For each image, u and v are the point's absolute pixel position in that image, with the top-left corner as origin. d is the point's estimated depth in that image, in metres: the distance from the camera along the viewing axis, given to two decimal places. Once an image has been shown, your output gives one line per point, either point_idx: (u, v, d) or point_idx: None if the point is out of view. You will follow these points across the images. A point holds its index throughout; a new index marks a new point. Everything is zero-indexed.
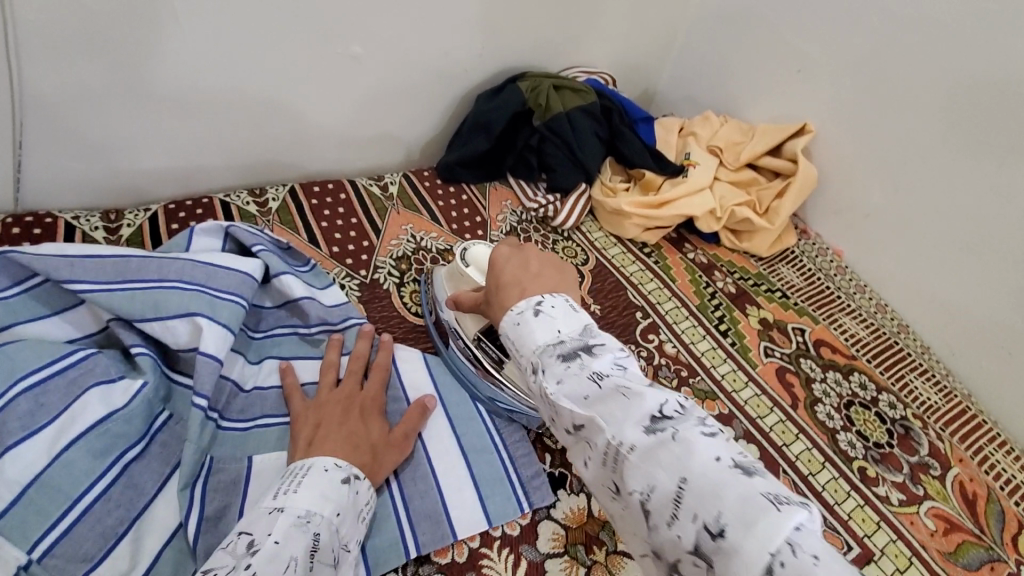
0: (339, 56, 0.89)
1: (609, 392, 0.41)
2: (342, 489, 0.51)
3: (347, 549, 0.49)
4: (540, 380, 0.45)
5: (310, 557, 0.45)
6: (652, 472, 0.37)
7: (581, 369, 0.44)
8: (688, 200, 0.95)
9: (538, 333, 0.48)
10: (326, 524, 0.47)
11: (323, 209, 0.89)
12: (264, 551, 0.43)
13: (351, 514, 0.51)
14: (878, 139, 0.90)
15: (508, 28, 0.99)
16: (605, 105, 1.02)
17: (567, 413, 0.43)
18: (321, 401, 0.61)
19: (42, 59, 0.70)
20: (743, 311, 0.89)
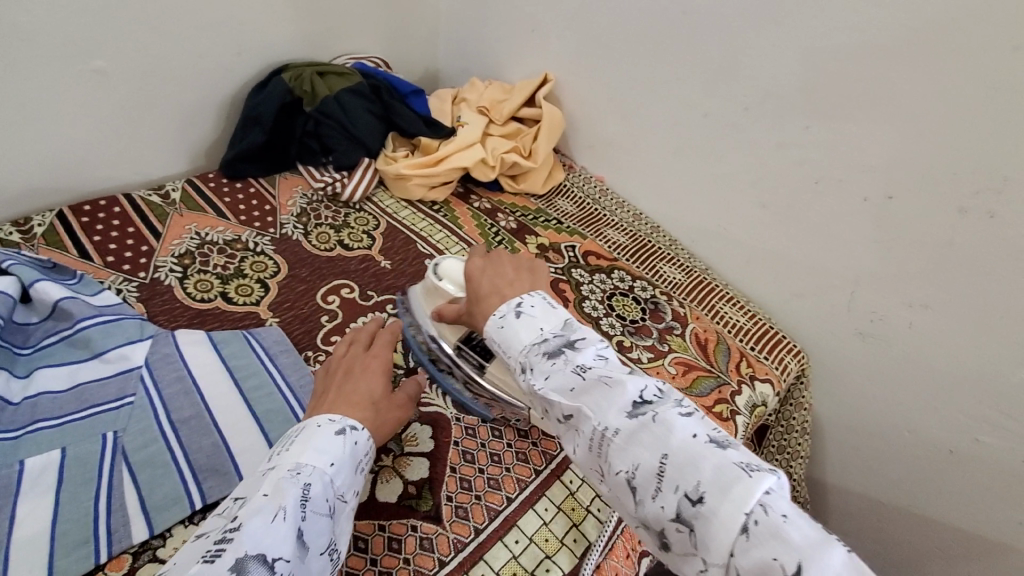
0: (79, 73, 0.88)
1: (593, 382, 0.47)
2: (336, 441, 0.51)
3: (344, 501, 0.50)
4: (530, 377, 0.50)
5: (303, 505, 0.45)
6: (639, 453, 0.43)
7: (568, 362, 0.49)
8: (459, 155, 1.05)
9: (523, 334, 0.53)
10: (316, 474, 0.48)
11: (96, 225, 0.89)
12: (251, 503, 0.44)
13: (348, 464, 0.51)
14: (602, 78, 1.07)
15: (263, 25, 1.04)
16: (373, 84, 1.09)
17: (557, 405, 0.48)
18: (331, 367, 0.63)
19: None
20: (523, 241, 1.01)
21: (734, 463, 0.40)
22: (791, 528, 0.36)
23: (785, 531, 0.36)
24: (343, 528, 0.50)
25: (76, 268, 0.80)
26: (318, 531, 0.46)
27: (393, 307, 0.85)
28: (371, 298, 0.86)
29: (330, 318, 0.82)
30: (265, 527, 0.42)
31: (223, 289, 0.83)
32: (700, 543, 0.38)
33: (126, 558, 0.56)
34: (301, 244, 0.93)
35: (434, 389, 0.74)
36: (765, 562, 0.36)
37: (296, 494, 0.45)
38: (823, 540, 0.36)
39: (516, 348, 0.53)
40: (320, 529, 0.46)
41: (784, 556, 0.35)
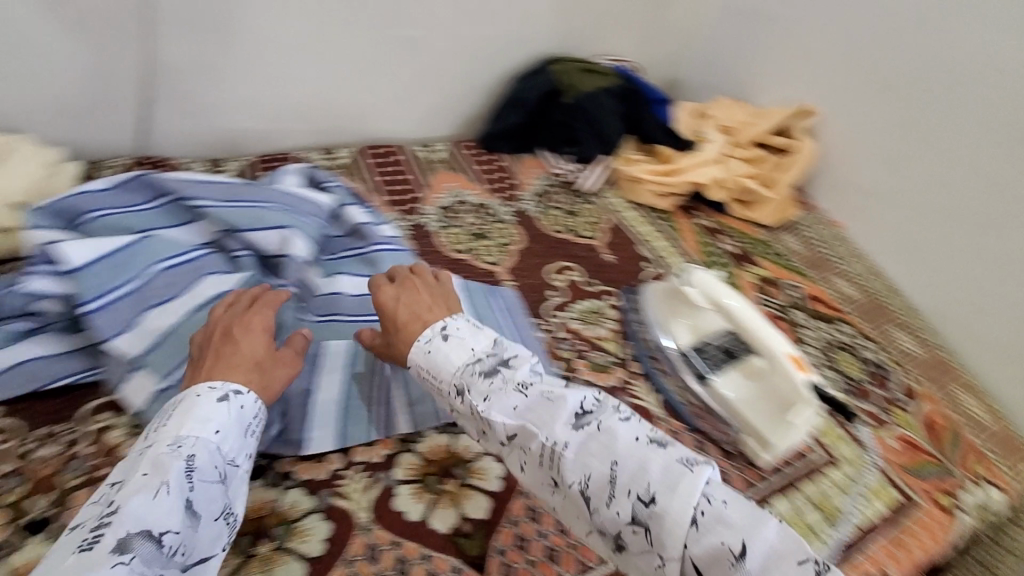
0: (398, 38, 1.05)
1: (537, 401, 0.53)
2: (217, 409, 0.54)
3: (234, 464, 0.53)
4: (471, 400, 0.55)
5: (187, 476, 0.49)
6: (590, 463, 0.49)
7: (506, 382, 0.55)
8: (697, 170, 1.07)
9: (451, 359, 0.59)
10: (201, 444, 0.51)
11: (380, 167, 1.05)
12: (129, 485, 0.47)
13: (233, 430, 0.54)
14: (872, 122, 1.02)
15: (544, 19, 1.14)
16: (628, 88, 1.14)
17: (501, 426, 0.53)
18: (228, 322, 0.64)
19: (172, 32, 0.91)
20: (743, 269, 1.00)
21: (676, 460, 0.48)
22: (731, 510, 0.45)
23: (727, 517, 0.44)
24: (242, 486, 0.54)
25: (367, 200, 0.96)
26: (207, 497, 0.49)
27: (611, 298, 0.90)
28: (593, 285, 0.91)
29: (555, 293, 0.89)
30: (147, 503, 0.45)
31: (471, 246, 0.94)
32: (656, 540, 0.45)
33: (391, 440, 0.67)
34: (536, 222, 1.02)
35: (644, 386, 0.77)
36: (715, 545, 0.43)
37: (183, 470, 0.48)
38: (759, 517, 0.44)
39: (447, 370, 0.58)
40: (210, 495, 0.50)
41: (730, 539, 0.43)
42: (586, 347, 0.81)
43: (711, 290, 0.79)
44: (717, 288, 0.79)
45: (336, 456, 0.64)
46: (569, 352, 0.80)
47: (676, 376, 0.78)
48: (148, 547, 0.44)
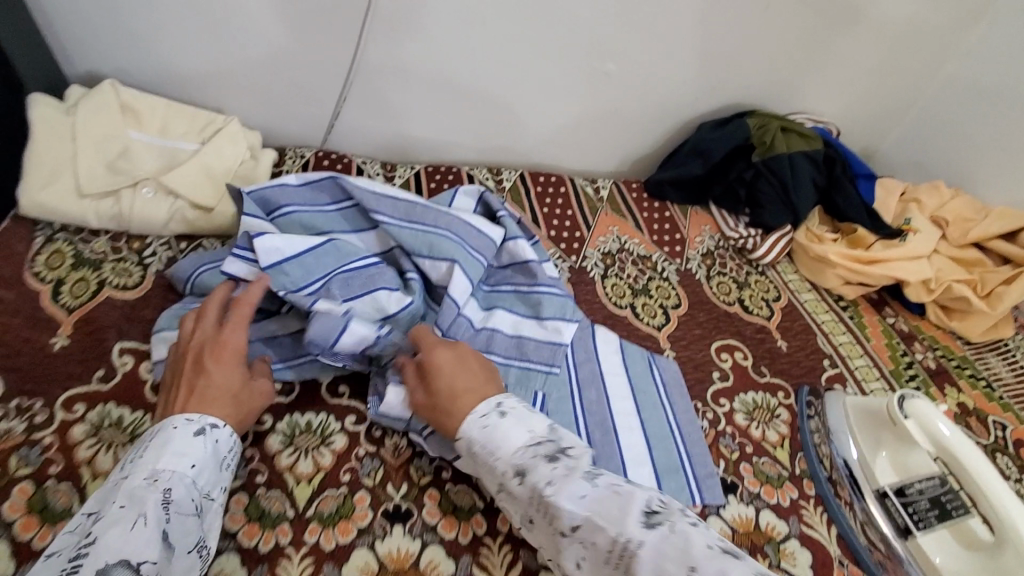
0: (594, 71, 1.01)
1: (605, 492, 0.49)
2: (193, 444, 0.52)
3: (209, 500, 0.51)
4: (530, 484, 0.51)
5: (163, 508, 0.47)
6: (666, 567, 0.44)
7: (570, 469, 0.51)
8: (904, 265, 0.93)
9: (512, 435, 0.54)
10: (177, 477, 0.49)
11: (545, 197, 1.01)
12: (104, 518, 0.44)
13: (211, 463, 0.52)
14: None
15: (747, 68, 1.04)
16: (830, 156, 1.02)
17: (566, 516, 0.48)
18: (211, 340, 0.58)
19: (382, 41, 0.91)
20: (942, 389, 0.85)
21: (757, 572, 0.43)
22: None
23: None
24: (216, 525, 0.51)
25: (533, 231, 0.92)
26: (183, 531, 0.47)
27: (785, 397, 0.79)
28: (763, 376, 0.81)
29: (721, 377, 0.80)
30: (121, 534, 0.43)
31: (633, 302, 0.87)
32: None
33: None
34: (703, 287, 0.93)
35: (819, 514, 0.67)
36: None
37: (158, 505, 0.46)
38: None
39: (507, 449, 0.53)
40: (184, 528, 0.47)
41: None
42: (753, 450, 0.72)
43: (931, 426, 0.64)
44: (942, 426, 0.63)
45: (483, 518, 0.60)
46: (734, 453, 0.71)
47: (859, 510, 0.67)
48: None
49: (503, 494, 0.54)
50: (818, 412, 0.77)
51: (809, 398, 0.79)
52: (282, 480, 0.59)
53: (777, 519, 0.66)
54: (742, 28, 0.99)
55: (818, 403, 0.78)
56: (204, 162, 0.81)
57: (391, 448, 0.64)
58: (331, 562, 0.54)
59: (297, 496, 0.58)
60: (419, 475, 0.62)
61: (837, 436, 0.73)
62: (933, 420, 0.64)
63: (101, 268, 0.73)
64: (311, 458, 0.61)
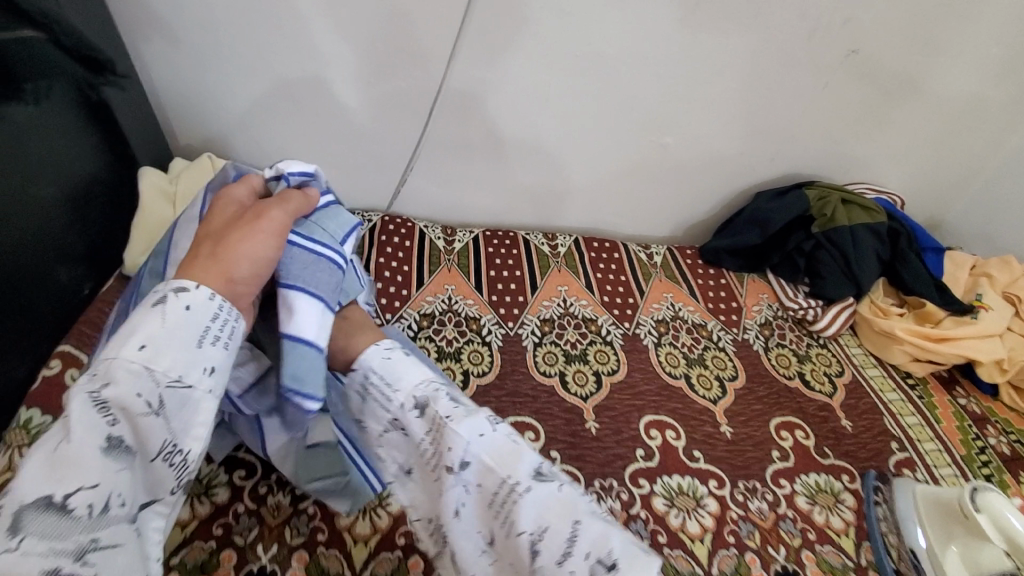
0: (650, 143, 1.04)
1: (502, 440, 0.52)
2: (143, 324, 0.45)
3: (182, 385, 0.45)
4: (433, 416, 0.54)
5: (100, 410, 0.42)
6: (547, 517, 0.48)
7: (469, 410, 0.54)
8: (973, 343, 0.90)
9: (411, 372, 0.57)
10: (121, 367, 0.43)
11: (599, 263, 1.04)
12: (53, 432, 0.42)
13: (166, 340, 0.45)
14: None
15: (803, 141, 1.05)
16: (894, 228, 0.99)
17: (459, 449, 0.52)
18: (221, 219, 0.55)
19: (451, 117, 0.98)
20: (1017, 477, 0.80)
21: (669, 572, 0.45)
22: None
23: None
24: (196, 409, 0.47)
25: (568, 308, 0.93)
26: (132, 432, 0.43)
27: (850, 481, 0.76)
28: (826, 457, 0.78)
29: (782, 456, 0.77)
30: (56, 456, 0.40)
31: (687, 372, 0.87)
32: None
33: None
34: (761, 359, 0.91)
35: None
36: None
37: (95, 412, 0.42)
38: None
39: (406, 383, 0.56)
40: (133, 428, 0.43)
41: None
42: (816, 537, 0.69)
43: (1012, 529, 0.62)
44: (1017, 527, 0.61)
45: None
46: (795, 539, 0.69)
47: None
48: (52, 512, 0.39)
49: (398, 425, 0.57)
50: (885, 501, 0.74)
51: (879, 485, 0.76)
52: (342, 541, 0.61)
53: None
54: (800, 105, 1.01)
55: (887, 491, 0.75)
56: None
57: None
58: None
59: (354, 557, 0.60)
60: None
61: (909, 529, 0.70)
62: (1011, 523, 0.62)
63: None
64: (369, 519, 0.63)
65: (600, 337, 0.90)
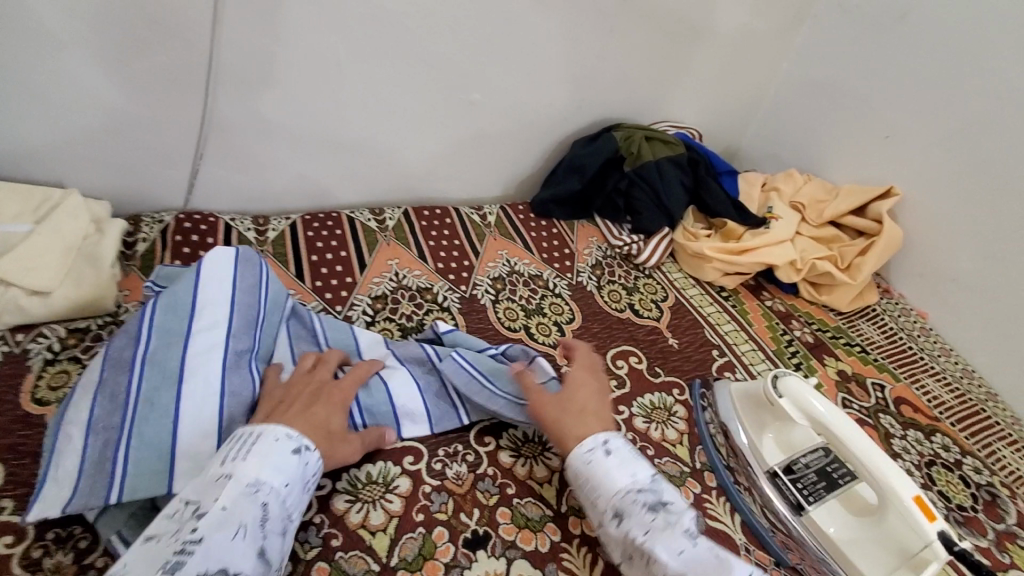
0: (461, 101, 1.02)
1: (706, 555, 0.51)
2: (292, 459, 0.53)
3: (292, 519, 0.52)
4: (629, 530, 0.54)
5: (260, 526, 0.48)
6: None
7: (669, 524, 0.53)
8: (770, 250, 1.00)
9: (616, 477, 0.57)
10: (272, 493, 0.50)
11: (430, 231, 1.00)
12: (209, 517, 0.46)
13: (300, 483, 0.53)
14: (953, 209, 1.00)
15: (605, 85, 1.10)
16: (693, 158, 1.08)
17: (663, 566, 0.51)
18: (288, 384, 0.62)
19: (231, 92, 0.87)
20: (821, 361, 0.91)
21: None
22: None
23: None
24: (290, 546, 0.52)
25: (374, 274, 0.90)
26: (272, 549, 0.49)
27: (680, 394, 0.81)
28: (658, 376, 0.83)
29: (619, 384, 0.81)
30: (225, 544, 0.45)
31: (527, 323, 0.87)
32: None
33: (439, 564, 0.58)
34: (595, 297, 0.95)
35: (723, 504, 0.68)
36: None
37: (256, 526, 0.48)
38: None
39: (611, 487, 0.56)
40: (274, 545, 0.49)
41: None
42: (655, 451, 0.73)
43: (806, 402, 0.66)
44: (807, 398, 0.66)
45: None
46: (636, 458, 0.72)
47: (757, 493, 0.69)
48: None
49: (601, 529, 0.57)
50: (708, 403, 0.79)
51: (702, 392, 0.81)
52: None
53: None
54: (594, 50, 1.04)
55: (710, 394, 0.80)
56: (36, 242, 0.75)
57: None
58: None
59: None
60: (306, 548, 0.57)
61: (728, 420, 0.75)
62: (807, 396, 0.66)
63: (57, 360, 0.71)
64: None
65: (437, 304, 0.87)
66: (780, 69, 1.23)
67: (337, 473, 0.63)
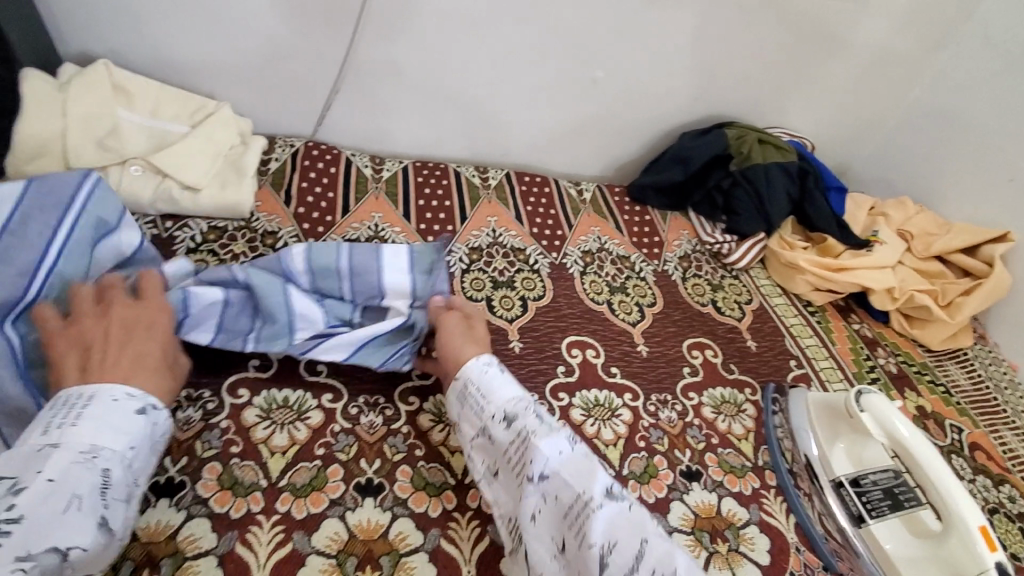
0: (581, 77, 1.04)
1: (580, 458, 0.55)
2: (132, 422, 0.50)
3: (136, 486, 0.50)
4: (514, 429, 0.57)
5: (100, 493, 0.46)
6: (617, 533, 0.50)
7: (552, 429, 0.57)
8: (869, 273, 0.98)
9: (507, 387, 0.60)
10: (113, 458, 0.48)
11: (529, 196, 1.04)
12: (32, 490, 0.43)
13: (146, 445, 0.51)
14: None
15: (725, 82, 1.09)
16: (804, 168, 1.06)
17: (542, 460, 0.54)
18: (79, 324, 0.55)
19: (376, 36, 0.93)
20: (901, 392, 0.89)
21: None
22: None
23: None
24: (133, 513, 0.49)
25: (472, 228, 0.95)
26: (115, 516, 0.47)
27: (752, 394, 0.82)
28: (732, 372, 0.84)
29: (691, 372, 0.82)
30: (53, 517, 0.43)
31: (610, 298, 0.90)
32: None
33: None
34: (678, 288, 0.96)
35: (779, 503, 0.70)
36: None
37: (95, 496, 0.46)
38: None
39: (500, 396, 0.59)
40: (117, 512, 0.47)
41: None
42: (718, 441, 0.75)
43: (888, 420, 0.66)
44: (893, 416, 0.66)
45: (453, 494, 0.62)
46: (699, 443, 0.74)
47: (817, 501, 0.70)
48: (48, 557, 0.42)
49: (478, 437, 0.59)
50: (778, 407, 0.80)
51: (771, 395, 0.82)
52: (256, 452, 0.60)
53: (737, 506, 0.68)
54: (723, 45, 1.04)
55: (780, 399, 0.81)
56: (193, 144, 0.84)
57: (366, 425, 0.65)
58: (302, 530, 0.55)
59: (271, 467, 0.59)
60: (393, 452, 0.64)
61: (799, 426, 0.76)
62: (891, 415, 0.66)
63: None
64: (287, 432, 0.62)
65: (528, 265, 0.91)
66: (912, 92, 1.18)
67: (424, 395, 0.70)
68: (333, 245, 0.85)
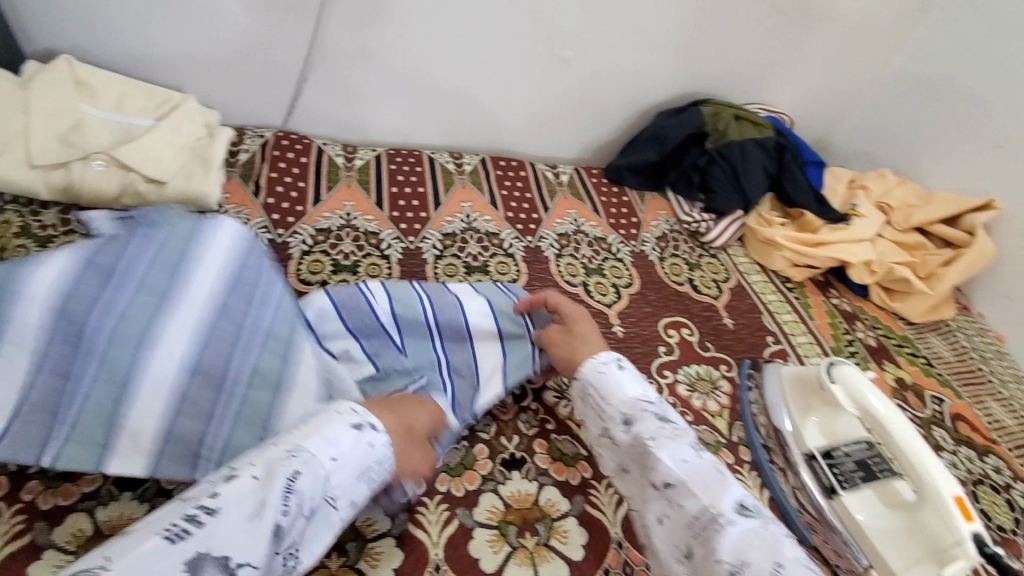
0: (554, 57, 1.02)
1: (708, 467, 0.51)
2: (348, 436, 0.46)
3: (332, 504, 0.44)
4: (635, 432, 0.55)
5: (285, 497, 0.41)
6: (748, 551, 0.45)
7: (677, 435, 0.54)
8: (846, 247, 0.98)
9: (626, 388, 0.59)
10: (315, 466, 0.43)
11: (505, 180, 1.03)
12: (239, 483, 0.40)
13: (353, 465, 0.46)
14: None
15: (701, 58, 1.08)
16: (781, 144, 1.05)
17: (665, 468, 0.51)
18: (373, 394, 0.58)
19: (342, 22, 0.91)
20: (880, 365, 0.89)
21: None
22: None
23: None
24: (321, 530, 0.44)
25: (444, 214, 0.94)
26: (293, 531, 0.42)
27: (727, 370, 0.82)
28: (708, 350, 0.84)
29: (667, 351, 0.82)
30: (239, 522, 0.38)
31: (585, 280, 0.89)
32: None
33: (477, 475, 0.63)
34: (655, 268, 0.95)
35: (752, 478, 0.70)
36: None
37: (281, 501, 0.41)
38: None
39: (621, 398, 0.58)
40: (295, 529, 0.42)
41: None
42: (693, 418, 0.74)
43: (859, 393, 0.65)
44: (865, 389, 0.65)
45: None
46: None
47: (791, 476, 0.70)
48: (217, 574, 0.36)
49: (608, 439, 0.58)
50: (753, 383, 0.79)
51: (744, 370, 0.82)
52: None
53: None
54: (696, 20, 1.02)
55: (755, 375, 0.81)
56: (157, 137, 0.83)
57: None
58: None
59: None
60: None
61: (772, 401, 0.76)
62: (863, 387, 0.66)
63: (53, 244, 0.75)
64: None
65: (502, 250, 0.91)
66: (891, 63, 1.16)
67: None
68: (304, 236, 0.85)
